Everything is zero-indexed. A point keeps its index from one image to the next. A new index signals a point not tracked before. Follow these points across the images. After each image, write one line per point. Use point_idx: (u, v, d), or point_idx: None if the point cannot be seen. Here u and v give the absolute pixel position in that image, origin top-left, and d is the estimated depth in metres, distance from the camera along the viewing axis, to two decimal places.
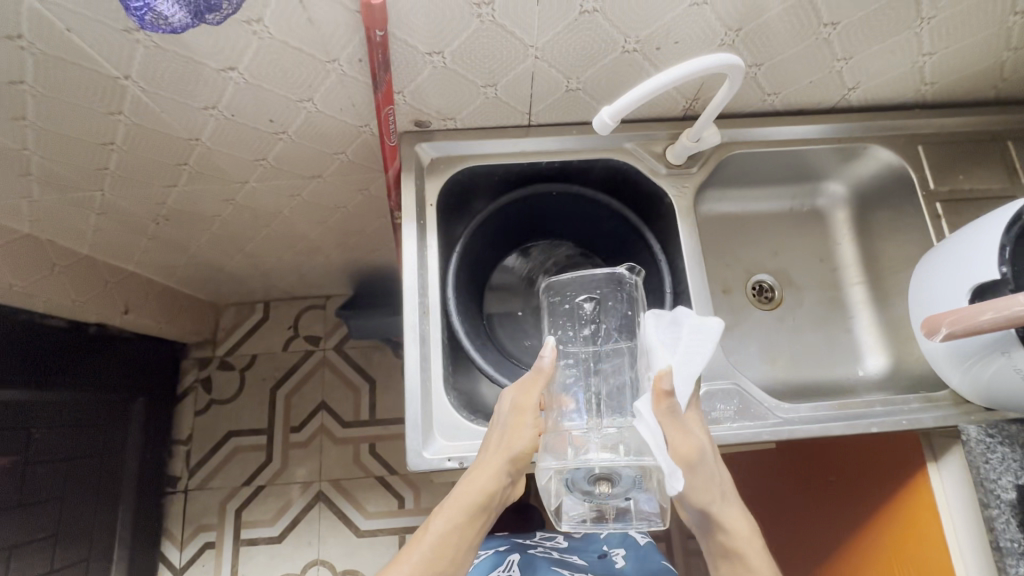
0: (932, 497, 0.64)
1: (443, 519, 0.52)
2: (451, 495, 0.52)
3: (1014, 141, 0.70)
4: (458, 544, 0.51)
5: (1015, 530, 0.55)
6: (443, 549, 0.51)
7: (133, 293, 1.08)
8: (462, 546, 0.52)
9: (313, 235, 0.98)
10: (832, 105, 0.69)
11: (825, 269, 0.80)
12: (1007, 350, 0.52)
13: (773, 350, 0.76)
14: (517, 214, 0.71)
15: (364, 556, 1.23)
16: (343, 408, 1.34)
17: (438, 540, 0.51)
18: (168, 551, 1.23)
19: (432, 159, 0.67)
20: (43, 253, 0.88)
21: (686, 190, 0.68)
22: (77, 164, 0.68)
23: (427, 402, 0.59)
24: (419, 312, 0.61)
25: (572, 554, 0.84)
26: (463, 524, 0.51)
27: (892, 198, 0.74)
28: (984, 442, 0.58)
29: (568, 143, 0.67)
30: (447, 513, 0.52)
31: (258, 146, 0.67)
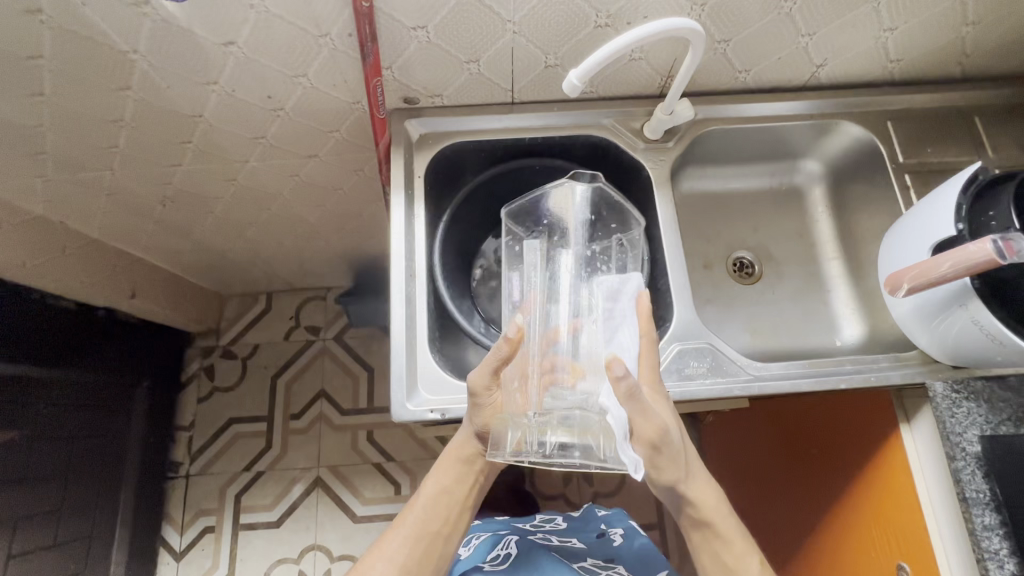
0: (905, 457, 0.66)
1: (434, 482, 0.67)
2: (438, 465, 0.67)
3: (979, 116, 0.73)
4: (449, 504, 0.66)
5: (980, 481, 0.56)
6: (436, 504, 0.66)
7: (140, 278, 1.12)
8: (451, 505, 0.66)
9: (313, 219, 1.02)
10: (802, 83, 0.73)
11: (803, 244, 0.83)
12: (965, 303, 0.54)
13: (752, 321, 0.79)
14: (504, 188, 0.75)
15: (361, 541, 1.25)
16: (342, 396, 1.37)
17: (431, 498, 0.66)
18: (169, 535, 1.25)
19: (421, 135, 0.71)
20: (55, 235, 0.92)
21: (663, 163, 0.71)
22: (87, 143, 0.72)
23: (412, 359, 0.62)
24: (406, 275, 0.64)
25: (572, 537, 0.87)
26: (451, 486, 0.66)
27: (865, 172, 0.77)
28: (950, 398, 0.59)
29: (550, 119, 0.71)
30: (437, 478, 0.67)
31: (257, 123, 0.70)
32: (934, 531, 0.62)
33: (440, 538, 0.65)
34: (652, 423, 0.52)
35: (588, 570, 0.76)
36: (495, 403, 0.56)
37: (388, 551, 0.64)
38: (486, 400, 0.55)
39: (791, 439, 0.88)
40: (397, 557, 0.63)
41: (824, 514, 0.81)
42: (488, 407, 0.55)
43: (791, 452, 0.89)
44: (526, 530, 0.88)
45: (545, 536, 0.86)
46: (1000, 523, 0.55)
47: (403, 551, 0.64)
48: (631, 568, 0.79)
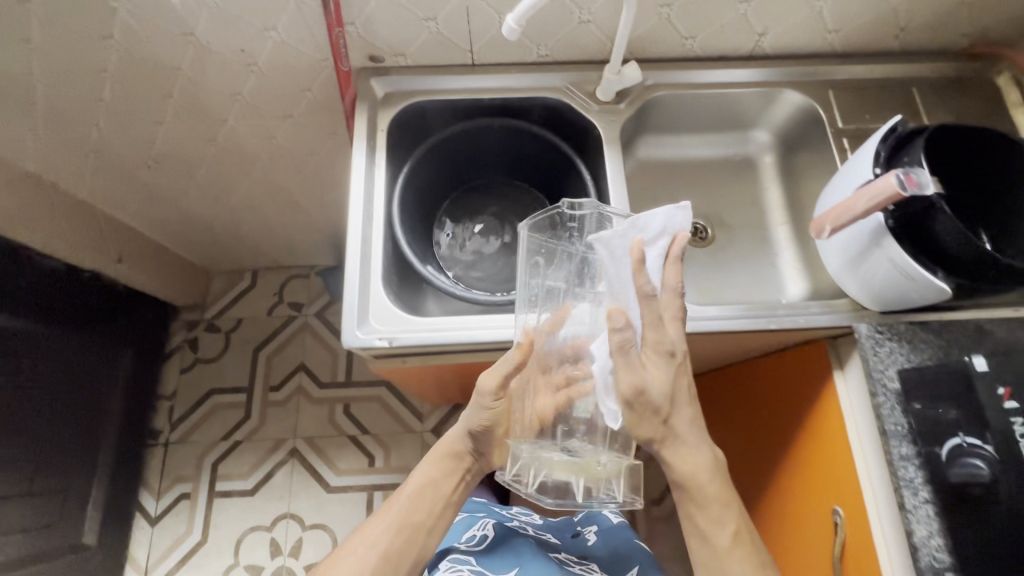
0: (838, 402, 0.68)
1: (421, 473, 0.70)
2: (427, 456, 0.70)
3: (917, 88, 0.78)
4: (433, 496, 0.69)
5: (899, 414, 0.59)
6: (420, 496, 0.68)
7: (128, 246, 1.16)
8: (434, 499, 0.68)
9: (293, 187, 1.06)
10: (747, 53, 0.77)
11: (755, 211, 0.86)
12: (881, 242, 0.57)
13: (702, 281, 0.82)
14: (464, 147, 0.78)
15: (334, 511, 1.27)
16: (321, 370, 1.40)
17: (417, 489, 0.68)
18: (145, 501, 1.28)
19: (386, 93, 0.75)
20: (45, 193, 0.96)
21: (614, 123, 0.75)
22: (74, 95, 0.77)
23: (365, 293, 0.65)
24: (363, 216, 0.68)
25: (547, 532, 0.86)
26: (438, 479, 0.69)
27: (811, 141, 0.81)
28: (874, 338, 0.62)
29: (507, 81, 0.76)
30: (425, 469, 0.70)
31: (233, 78, 0.76)
32: (863, 471, 0.64)
33: (421, 531, 0.67)
34: (633, 381, 0.55)
35: (563, 563, 0.76)
36: (506, 410, 0.65)
37: (370, 537, 0.65)
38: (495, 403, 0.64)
39: (742, 406, 0.90)
40: (378, 544, 0.64)
41: (773, 475, 0.82)
42: (489, 411, 0.65)
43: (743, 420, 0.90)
44: (502, 516, 0.88)
45: (521, 525, 0.86)
46: (915, 453, 0.57)
47: (384, 539, 0.65)
48: (604, 566, 0.78)
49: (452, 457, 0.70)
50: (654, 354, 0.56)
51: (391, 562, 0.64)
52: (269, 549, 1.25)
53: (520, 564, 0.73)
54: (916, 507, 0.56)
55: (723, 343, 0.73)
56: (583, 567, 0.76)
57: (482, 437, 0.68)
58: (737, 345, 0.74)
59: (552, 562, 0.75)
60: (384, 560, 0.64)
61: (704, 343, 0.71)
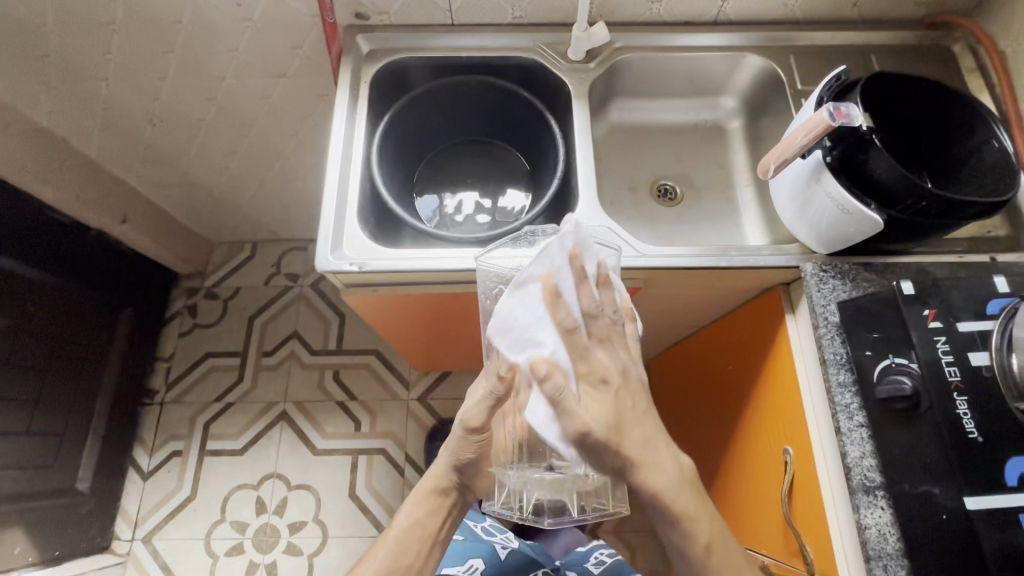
0: (789, 344, 0.71)
1: (407, 513, 0.71)
2: (411, 496, 0.71)
3: (875, 55, 0.81)
4: (420, 536, 0.69)
5: (838, 344, 0.62)
6: (406, 537, 0.69)
7: (133, 207, 1.22)
8: (422, 538, 0.69)
9: (288, 152, 1.12)
10: (712, 19, 0.82)
11: (722, 173, 0.90)
12: (819, 178, 0.61)
13: (668, 236, 0.85)
14: (444, 102, 0.83)
15: (319, 474, 1.31)
16: (313, 338, 1.44)
17: (402, 530, 0.69)
18: (139, 456, 1.32)
19: (370, 49, 0.81)
20: (55, 147, 1.01)
21: (582, 80, 0.80)
22: (84, 47, 0.83)
23: (339, 224, 0.69)
24: (342, 156, 0.72)
25: (530, 555, 0.89)
26: (423, 518, 0.70)
27: (773, 104, 0.84)
28: (818, 276, 0.65)
29: (483, 41, 0.81)
30: (410, 509, 0.70)
31: (230, 33, 0.82)
32: (808, 407, 0.67)
33: (410, 573, 0.68)
34: (578, 421, 0.54)
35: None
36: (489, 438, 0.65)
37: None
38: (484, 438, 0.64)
39: (710, 365, 0.92)
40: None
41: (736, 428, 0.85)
42: (477, 445, 0.65)
43: (712, 380, 0.92)
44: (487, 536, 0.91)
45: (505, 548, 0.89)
46: (852, 380, 0.60)
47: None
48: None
49: (436, 494, 0.70)
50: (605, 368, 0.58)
51: None
52: (254, 506, 1.28)
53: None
54: (850, 431, 0.59)
55: (681, 290, 0.76)
56: None
57: (467, 468, 0.67)
58: (697, 294, 0.78)
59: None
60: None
61: (663, 287, 0.75)
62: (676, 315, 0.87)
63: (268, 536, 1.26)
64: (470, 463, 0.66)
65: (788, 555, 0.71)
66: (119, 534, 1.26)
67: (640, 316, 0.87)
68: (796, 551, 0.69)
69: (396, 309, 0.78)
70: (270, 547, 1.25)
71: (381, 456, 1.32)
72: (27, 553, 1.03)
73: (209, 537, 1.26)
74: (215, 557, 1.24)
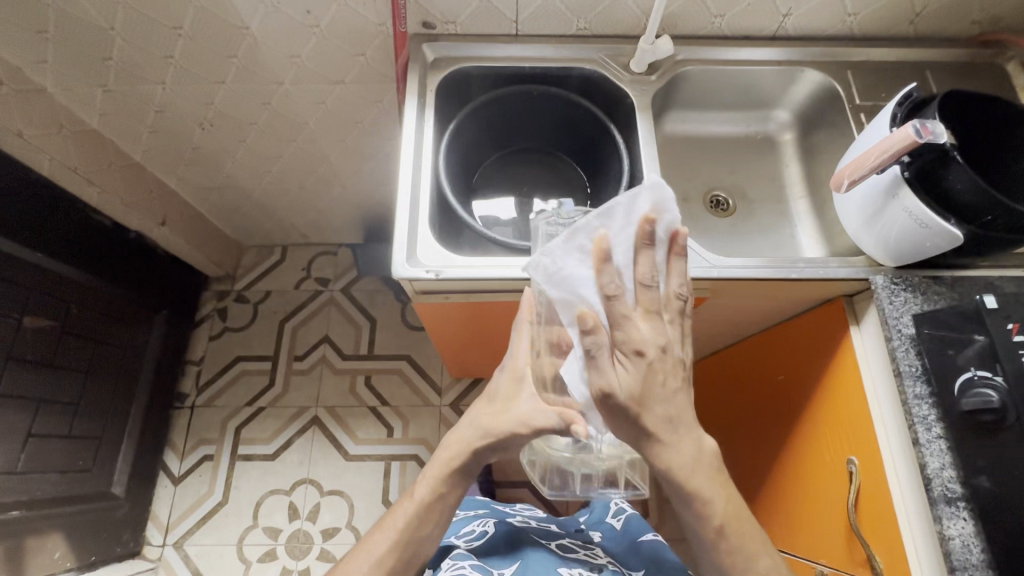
0: (854, 355, 0.71)
1: (426, 485, 0.66)
2: (432, 469, 0.66)
3: (930, 71, 0.83)
4: (439, 510, 0.65)
5: (912, 356, 0.63)
6: (426, 510, 0.64)
7: (172, 210, 1.20)
8: (442, 512, 0.65)
9: (333, 156, 1.11)
10: (771, 34, 0.83)
11: (774, 186, 0.91)
12: (898, 193, 0.62)
13: (725, 247, 0.86)
14: (505, 111, 0.84)
15: (351, 480, 1.30)
16: (344, 342, 1.44)
17: (422, 505, 0.64)
18: (170, 460, 1.31)
19: (435, 57, 0.82)
20: (104, 149, 1.00)
21: (645, 91, 0.81)
22: (148, 51, 0.83)
23: (413, 230, 0.70)
24: (413, 163, 0.73)
25: (550, 523, 0.82)
26: (445, 493, 0.65)
27: (827, 118, 0.86)
28: (889, 288, 0.66)
29: (547, 51, 0.82)
30: (431, 482, 0.65)
31: (296, 39, 0.83)
32: (877, 417, 0.67)
33: (427, 543, 0.65)
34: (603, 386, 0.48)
35: (566, 550, 0.73)
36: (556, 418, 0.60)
37: (374, 554, 0.63)
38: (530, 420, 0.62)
39: (758, 375, 0.92)
40: (384, 561, 0.62)
41: (788, 438, 0.85)
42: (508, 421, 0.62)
43: (760, 390, 0.92)
44: (505, 512, 0.84)
45: (524, 519, 0.82)
46: (928, 393, 0.62)
47: (389, 558, 0.63)
48: (611, 555, 0.75)
49: (459, 470, 0.65)
50: (626, 354, 0.48)
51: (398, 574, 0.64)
52: (287, 512, 1.27)
53: (521, 559, 0.69)
54: (929, 442, 0.60)
55: (746, 301, 0.76)
56: (587, 552, 0.73)
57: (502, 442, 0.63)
58: (759, 305, 0.78)
59: (554, 553, 0.71)
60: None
61: (729, 298, 0.75)
62: (730, 326, 0.88)
63: (301, 542, 1.24)
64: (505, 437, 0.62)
65: (852, 564, 0.72)
66: (150, 538, 1.25)
67: (694, 326, 0.88)
68: (862, 560, 0.70)
69: (459, 316, 0.78)
70: (303, 553, 1.23)
71: (414, 461, 1.32)
72: (65, 558, 1.02)
73: (241, 543, 1.24)
74: (248, 563, 1.22)
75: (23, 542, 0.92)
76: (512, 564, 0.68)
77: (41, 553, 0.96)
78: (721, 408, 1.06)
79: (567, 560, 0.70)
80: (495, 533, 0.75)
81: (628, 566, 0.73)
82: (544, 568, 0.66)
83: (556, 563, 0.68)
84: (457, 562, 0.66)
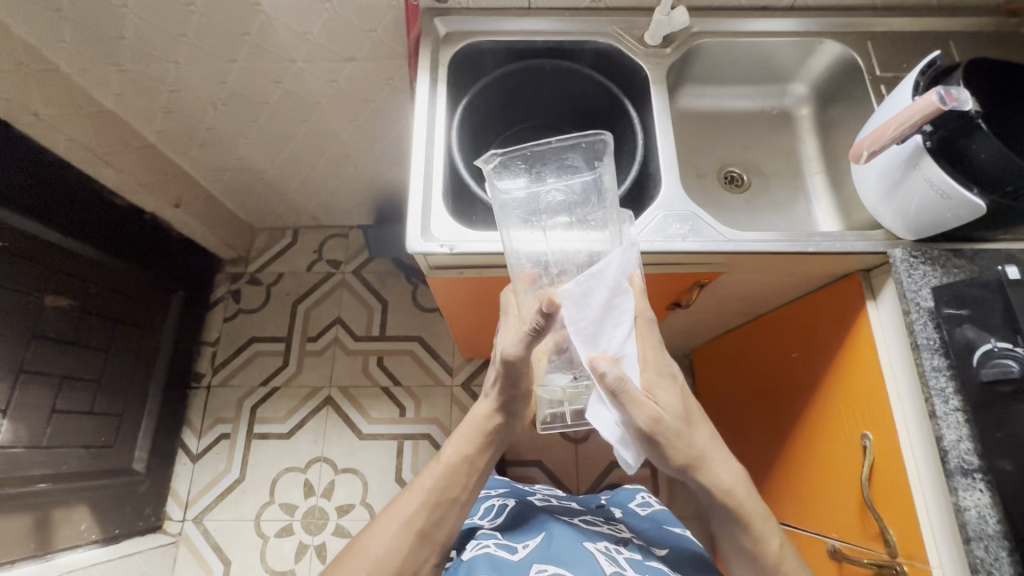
0: (871, 329, 0.70)
1: (452, 448, 0.66)
2: (457, 432, 0.67)
3: (954, 42, 0.81)
4: (465, 471, 0.65)
5: (930, 330, 0.62)
6: (453, 471, 0.65)
7: (186, 191, 1.21)
8: (469, 474, 0.65)
9: (344, 136, 1.11)
10: (789, 5, 0.81)
11: (790, 161, 0.90)
12: (918, 164, 0.60)
13: (740, 223, 0.85)
14: (517, 86, 0.83)
15: (365, 458, 1.32)
16: (357, 324, 1.45)
17: (449, 466, 0.65)
18: (188, 439, 1.34)
19: (447, 33, 0.81)
20: (118, 129, 1.01)
21: (660, 65, 0.80)
22: (161, 29, 0.83)
23: (427, 204, 0.70)
24: (426, 138, 0.73)
25: (570, 501, 0.83)
26: (471, 454, 0.66)
27: (845, 92, 0.84)
28: (908, 261, 0.65)
29: (559, 25, 0.81)
30: (457, 444, 0.66)
31: (307, 15, 0.82)
32: (892, 392, 0.67)
33: (456, 505, 0.65)
34: (647, 411, 0.53)
35: (589, 525, 0.74)
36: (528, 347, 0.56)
37: (401, 516, 0.63)
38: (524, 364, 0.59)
39: (772, 353, 0.92)
40: (412, 522, 0.62)
41: (801, 415, 0.85)
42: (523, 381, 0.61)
43: (775, 368, 0.91)
44: (524, 491, 0.85)
45: (544, 497, 0.83)
46: (947, 365, 0.61)
47: (418, 517, 0.63)
48: (635, 531, 0.76)
49: (484, 430, 0.66)
50: (656, 377, 0.56)
51: (426, 539, 0.63)
52: (303, 489, 1.29)
53: (546, 528, 0.69)
54: (946, 415, 0.60)
55: (762, 275, 0.75)
56: (611, 527, 0.74)
57: (513, 404, 0.64)
58: (774, 280, 0.77)
59: (575, 525, 0.71)
60: (420, 538, 0.62)
61: (744, 273, 0.74)
62: (745, 302, 0.88)
63: (317, 518, 1.27)
64: (516, 397, 0.63)
65: (864, 537, 0.72)
66: (171, 514, 1.28)
67: (707, 303, 0.88)
68: (874, 533, 0.70)
69: (472, 293, 0.78)
70: (319, 529, 1.26)
71: (427, 440, 1.33)
72: (92, 531, 1.05)
73: (259, 518, 1.27)
74: (265, 538, 1.25)
75: (50, 515, 0.95)
76: (535, 535, 0.68)
77: (68, 525, 0.99)
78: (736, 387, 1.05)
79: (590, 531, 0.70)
80: (516, 505, 0.77)
81: (654, 542, 0.72)
82: (570, 541, 0.66)
83: (580, 536, 0.67)
84: (481, 541, 0.67)
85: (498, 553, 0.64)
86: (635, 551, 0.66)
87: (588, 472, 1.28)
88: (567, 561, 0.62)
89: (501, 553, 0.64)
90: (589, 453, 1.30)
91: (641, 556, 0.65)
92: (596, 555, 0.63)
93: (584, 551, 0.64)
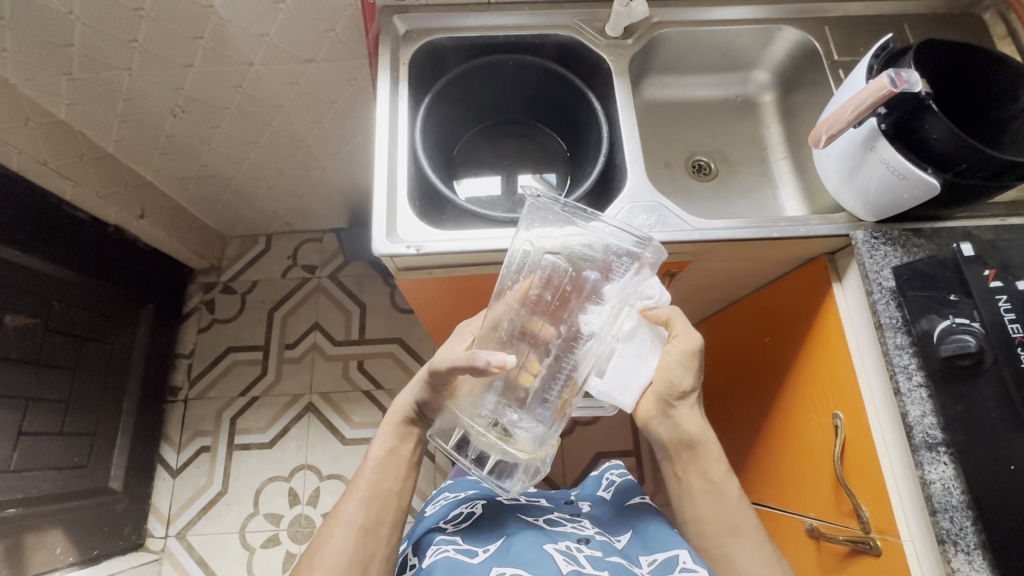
0: (837, 312, 0.71)
1: (379, 445, 0.67)
2: (381, 428, 0.68)
3: (908, 25, 0.82)
4: (395, 464, 0.66)
5: (892, 309, 0.64)
6: (383, 467, 0.66)
7: (151, 202, 1.18)
8: (400, 465, 0.67)
9: (311, 138, 1.09)
10: None
11: (756, 148, 0.91)
12: (874, 146, 0.61)
13: (710, 212, 0.85)
14: (480, 84, 0.82)
15: (350, 463, 1.31)
16: (335, 328, 1.43)
17: (378, 461, 0.66)
18: (167, 453, 1.32)
19: (407, 30, 0.80)
20: (75, 141, 0.98)
21: (622, 57, 0.80)
22: (110, 36, 0.80)
23: (392, 205, 0.69)
24: (389, 139, 0.71)
25: (538, 498, 0.83)
26: (395, 446, 0.67)
27: (805, 77, 0.85)
28: (870, 243, 0.67)
29: (520, 19, 0.81)
30: (382, 441, 0.67)
31: (263, 16, 0.81)
32: (861, 371, 0.68)
33: (394, 496, 0.65)
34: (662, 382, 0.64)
35: (553, 524, 0.73)
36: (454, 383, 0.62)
37: (344, 516, 0.63)
38: (445, 381, 0.60)
39: (747, 339, 0.93)
40: (354, 520, 0.62)
41: (776, 397, 0.86)
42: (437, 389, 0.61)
43: (749, 354, 0.92)
44: (496, 491, 0.85)
45: (514, 495, 0.82)
46: (909, 343, 0.62)
47: (360, 516, 0.63)
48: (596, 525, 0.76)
49: (405, 421, 0.67)
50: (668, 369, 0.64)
51: (372, 533, 0.62)
52: (288, 498, 1.28)
53: (506, 534, 0.68)
54: (909, 391, 0.61)
55: (730, 262, 0.76)
56: (575, 525, 0.74)
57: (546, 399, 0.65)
58: (743, 267, 0.78)
59: (542, 528, 0.71)
60: (364, 534, 0.62)
61: (713, 261, 0.75)
62: (717, 290, 0.88)
63: (303, 526, 1.26)
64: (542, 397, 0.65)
65: (840, 514, 0.73)
66: (153, 531, 1.25)
67: (680, 291, 0.88)
68: (849, 510, 0.71)
69: (446, 293, 0.77)
70: (306, 537, 1.25)
71: None
72: (68, 553, 1.02)
73: (244, 530, 1.26)
74: (252, 549, 1.24)
75: (23, 539, 0.92)
76: (496, 540, 0.68)
77: (42, 550, 0.96)
78: (713, 374, 1.06)
79: (554, 530, 0.71)
80: (482, 512, 0.74)
81: (615, 532, 0.73)
82: (531, 543, 0.66)
83: (543, 539, 0.67)
84: (440, 546, 0.66)
85: (457, 556, 0.63)
86: (596, 548, 0.67)
87: (574, 464, 1.28)
88: (525, 561, 0.62)
89: (460, 556, 0.64)
90: (574, 447, 1.30)
91: (602, 553, 0.66)
92: (554, 556, 0.63)
93: (543, 552, 0.64)
